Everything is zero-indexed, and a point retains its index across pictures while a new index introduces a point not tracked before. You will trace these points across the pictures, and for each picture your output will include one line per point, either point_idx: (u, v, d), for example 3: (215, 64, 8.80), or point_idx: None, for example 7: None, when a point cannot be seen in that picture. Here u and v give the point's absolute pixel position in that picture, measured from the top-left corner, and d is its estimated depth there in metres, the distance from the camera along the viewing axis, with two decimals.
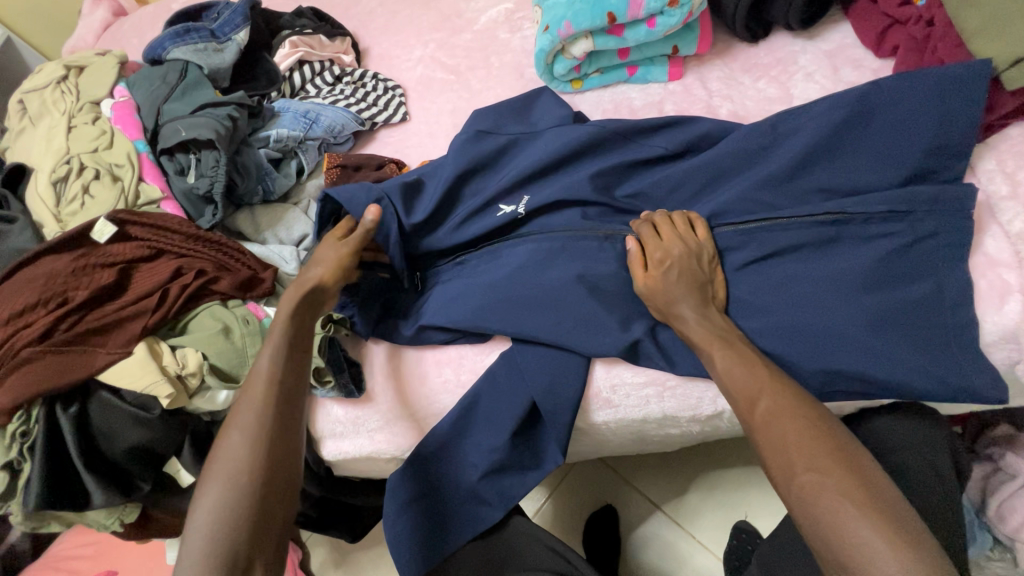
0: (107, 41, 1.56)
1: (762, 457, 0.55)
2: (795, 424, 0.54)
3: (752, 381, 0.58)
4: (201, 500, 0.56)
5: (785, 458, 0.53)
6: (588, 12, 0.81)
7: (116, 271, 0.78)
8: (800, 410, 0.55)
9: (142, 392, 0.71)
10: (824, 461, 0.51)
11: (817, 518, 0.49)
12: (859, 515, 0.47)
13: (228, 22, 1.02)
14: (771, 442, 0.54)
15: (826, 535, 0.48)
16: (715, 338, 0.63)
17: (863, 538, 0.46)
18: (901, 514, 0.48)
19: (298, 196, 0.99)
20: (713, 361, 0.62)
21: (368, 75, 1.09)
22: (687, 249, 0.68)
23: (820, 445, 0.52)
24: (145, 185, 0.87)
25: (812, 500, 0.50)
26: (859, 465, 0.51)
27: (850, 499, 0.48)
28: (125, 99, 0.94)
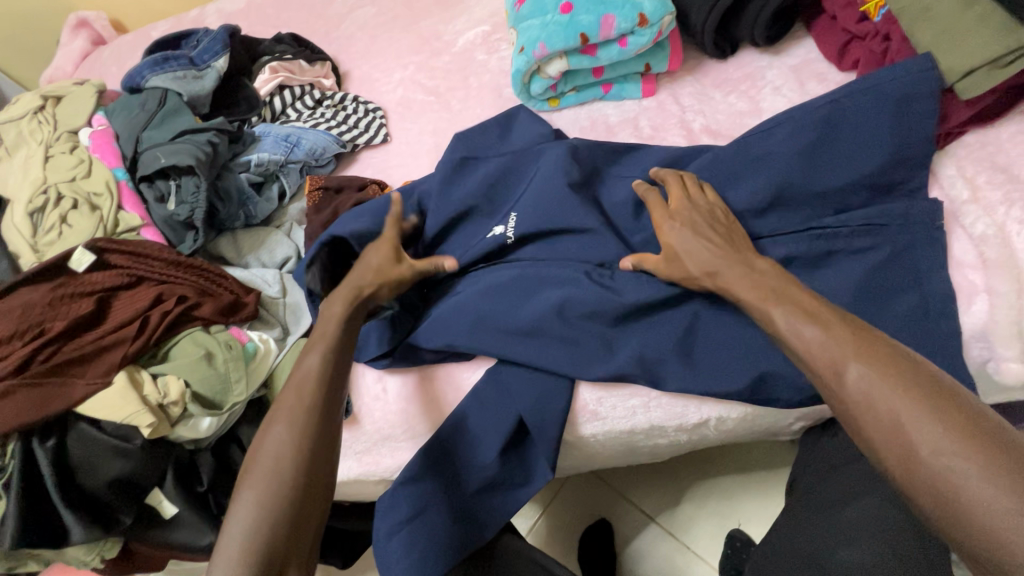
0: (86, 70, 1.56)
1: (854, 415, 0.48)
2: (889, 379, 0.47)
3: (819, 337, 0.53)
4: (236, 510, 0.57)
5: (868, 414, 0.47)
6: (562, 33, 0.84)
7: (95, 299, 0.77)
8: (878, 356, 0.49)
9: (123, 422, 0.70)
10: (916, 408, 0.45)
11: (922, 475, 0.43)
12: (983, 478, 0.40)
13: (207, 50, 1.03)
14: (849, 400, 0.49)
15: (932, 494, 0.42)
16: (772, 298, 0.58)
17: (979, 490, 0.40)
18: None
19: (281, 219, 0.99)
20: (773, 323, 0.57)
21: (349, 98, 1.10)
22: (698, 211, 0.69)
23: (908, 392, 0.46)
24: (124, 213, 0.86)
25: (911, 455, 0.44)
26: (962, 406, 0.45)
27: (970, 460, 0.41)
28: (104, 128, 0.94)
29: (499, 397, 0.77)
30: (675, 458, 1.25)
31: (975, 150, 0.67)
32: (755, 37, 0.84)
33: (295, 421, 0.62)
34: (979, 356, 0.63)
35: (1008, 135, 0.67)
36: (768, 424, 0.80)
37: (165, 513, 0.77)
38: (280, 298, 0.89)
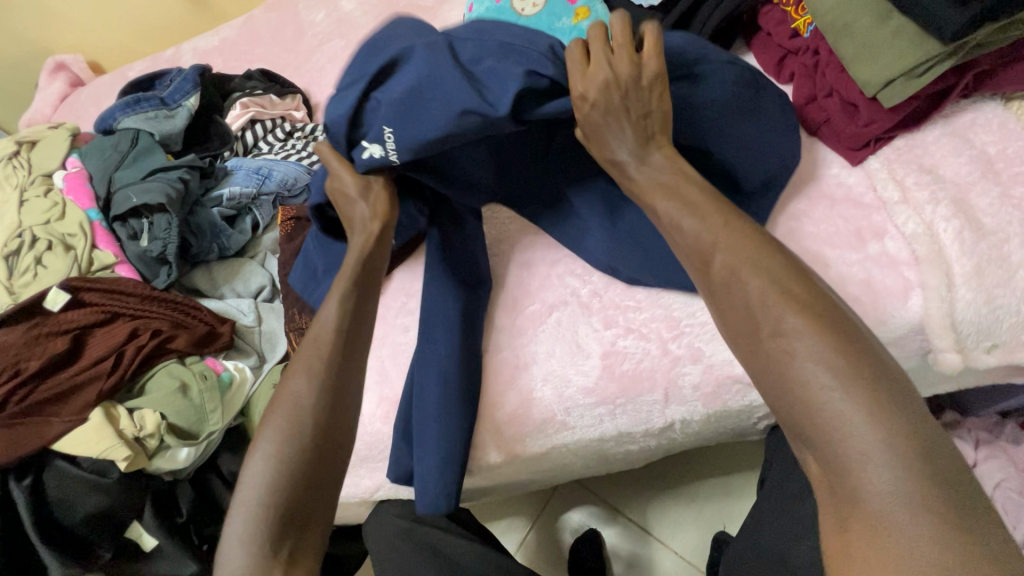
0: (64, 112, 1.59)
1: (722, 308, 0.50)
2: (756, 270, 0.48)
3: (729, 255, 0.50)
4: (252, 460, 0.55)
5: (766, 340, 0.45)
6: None
7: (70, 338, 0.79)
8: (789, 285, 0.46)
9: (99, 457, 0.72)
10: (786, 303, 0.45)
11: (797, 400, 0.42)
12: (816, 361, 0.42)
13: (178, 90, 1.07)
14: (749, 323, 0.47)
15: (806, 422, 0.41)
16: (701, 210, 0.54)
17: (846, 421, 0.39)
18: (905, 398, 0.40)
19: (255, 249, 1.01)
20: (685, 240, 0.54)
21: (319, 129, 1.13)
22: (612, 71, 0.56)
23: (810, 324, 0.44)
24: (98, 252, 0.89)
25: (792, 380, 0.43)
26: (858, 345, 0.43)
27: (816, 343, 0.43)
28: (78, 170, 0.96)
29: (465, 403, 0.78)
30: (660, 463, 1.27)
31: (904, 153, 0.72)
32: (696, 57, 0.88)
33: (314, 371, 0.59)
34: (920, 348, 0.66)
35: (933, 138, 0.71)
36: (734, 424, 0.82)
37: (145, 546, 0.78)
38: (256, 326, 0.91)
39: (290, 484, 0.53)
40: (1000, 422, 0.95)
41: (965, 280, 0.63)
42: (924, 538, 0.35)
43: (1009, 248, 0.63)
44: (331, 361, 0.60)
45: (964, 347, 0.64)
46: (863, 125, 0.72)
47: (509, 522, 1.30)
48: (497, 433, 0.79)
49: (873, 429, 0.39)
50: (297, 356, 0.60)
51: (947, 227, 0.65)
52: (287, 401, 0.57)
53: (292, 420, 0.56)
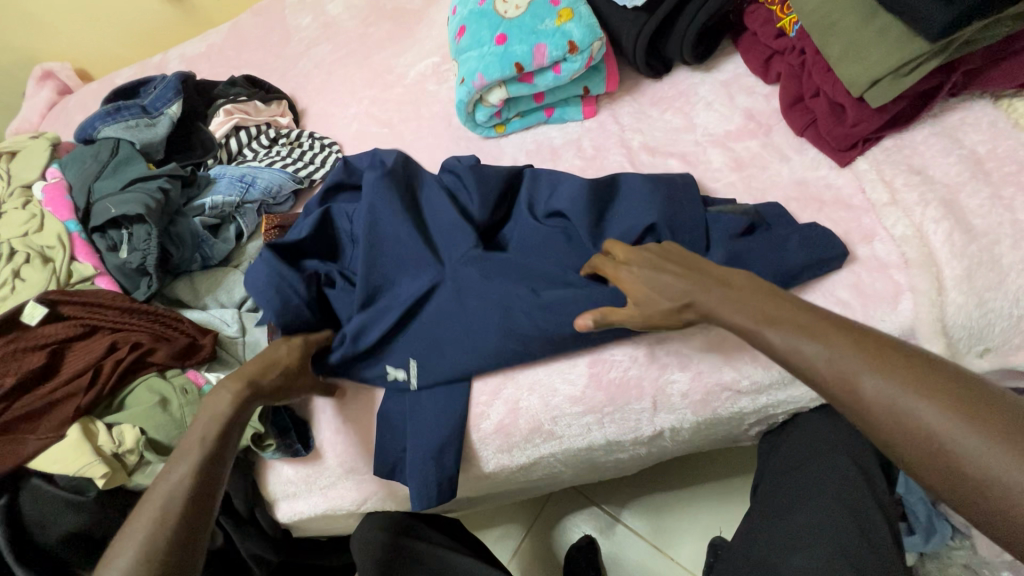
0: (51, 120, 1.57)
1: (834, 395, 0.51)
2: (852, 347, 0.51)
3: (803, 341, 0.52)
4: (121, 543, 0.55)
5: (882, 415, 0.48)
6: (498, 63, 0.86)
7: (48, 352, 0.78)
8: (873, 352, 0.49)
9: (76, 474, 0.71)
10: (897, 378, 0.48)
11: (943, 460, 0.45)
12: (962, 428, 0.44)
13: (160, 97, 1.05)
14: (856, 403, 0.49)
15: (955, 481, 0.44)
16: (761, 303, 0.56)
17: (1005, 469, 0.42)
18: (1019, 417, 0.44)
19: (239, 258, 1.00)
20: (762, 340, 0.55)
21: (305, 135, 1.12)
22: (632, 271, 0.63)
23: (907, 384, 0.47)
24: (77, 264, 0.87)
25: (925, 441, 0.45)
26: (950, 379, 0.47)
27: (945, 410, 0.45)
28: (57, 180, 0.95)
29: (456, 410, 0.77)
30: (655, 468, 1.25)
31: (892, 153, 0.70)
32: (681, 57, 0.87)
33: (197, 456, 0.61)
34: None
35: (921, 138, 0.70)
36: (725, 431, 0.81)
37: None
38: (239, 337, 0.89)
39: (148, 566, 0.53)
40: None
41: (956, 283, 0.62)
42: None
43: (1000, 249, 0.61)
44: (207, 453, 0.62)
45: (956, 352, 0.63)
46: (851, 126, 0.71)
47: (503, 530, 1.28)
48: (483, 444, 0.78)
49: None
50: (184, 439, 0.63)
51: (937, 229, 0.63)
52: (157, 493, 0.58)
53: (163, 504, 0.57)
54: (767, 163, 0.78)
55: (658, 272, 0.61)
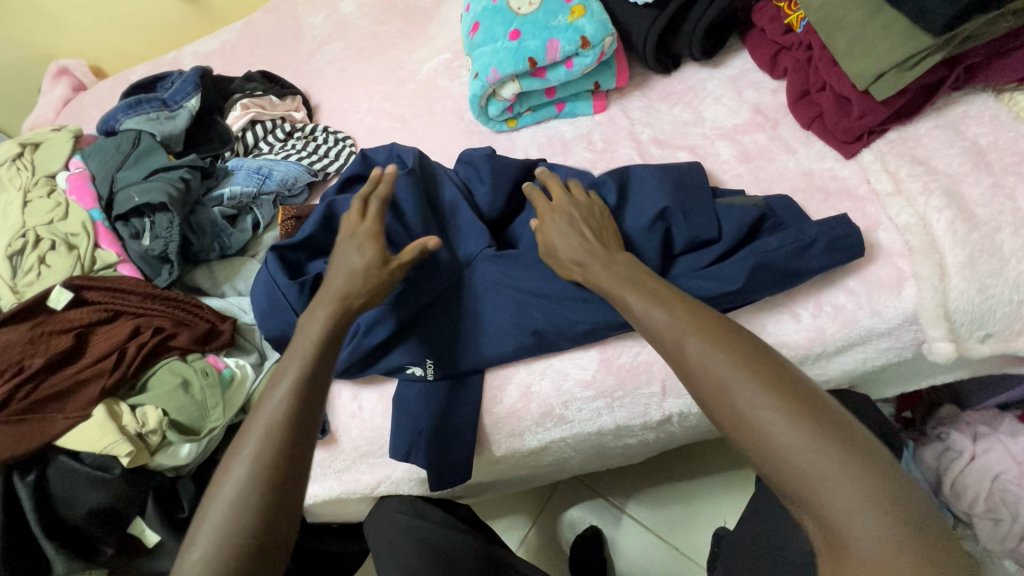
0: (67, 116, 1.60)
1: (707, 397, 0.50)
2: (733, 355, 0.50)
3: (656, 312, 0.57)
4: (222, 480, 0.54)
5: (703, 378, 0.51)
6: (511, 58, 0.89)
7: (74, 336, 0.80)
8: (706, 324, 0.53)
9: (102, 453, 0.73)
10: (765, 388, 0.47)
11: (743, 424, 0.47)
12: (812, 443, 0.44)
13: (179, 91, 1.08)
14: (686, 368, 0.52)
15: (752, 442, 0.47)
16: (634, 279, 0.62)
17: (792, 436, 0.45)
18: (818, 399, 0.47)
19: (256, 248, 1.02)
20: (629, 309, 0.59)
21: (319, 129, 1.14)
22: (576, 205, 0.71)
23: (729, 354, 0.50)
24: (101, 251, 0.90)
25: (732, 403, 0.48)
26: (768, 357, 0.50)
27: (803, 424, 0.45)
28: (80, 171, 0.97)
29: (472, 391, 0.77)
30: (660, 460, 1.27)
31: (897, 145, 0.72)
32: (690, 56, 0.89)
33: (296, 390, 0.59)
34: (914, 338, 0.67)
35: (925, 131, 0.72)
36: None
37: (149, 542, 0.79)
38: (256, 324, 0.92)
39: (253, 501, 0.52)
40: (998, 415, 0.95)
41: (959, 269, 0.63)
42: (881, 527, 0.41)
43: (1001, 237, 0.63)
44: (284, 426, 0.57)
45: (958, 337, 0.65)
46: (857, 118, 0.73)
47: (509, 521, 1.30)
48: (496, 428, 0.79)
49: (810, 434, 0.45)
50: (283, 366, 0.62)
51: (940, 217, 0.65)
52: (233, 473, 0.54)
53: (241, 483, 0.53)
54: (774, 156, 0.80)
55: (571, 233, 0.69)
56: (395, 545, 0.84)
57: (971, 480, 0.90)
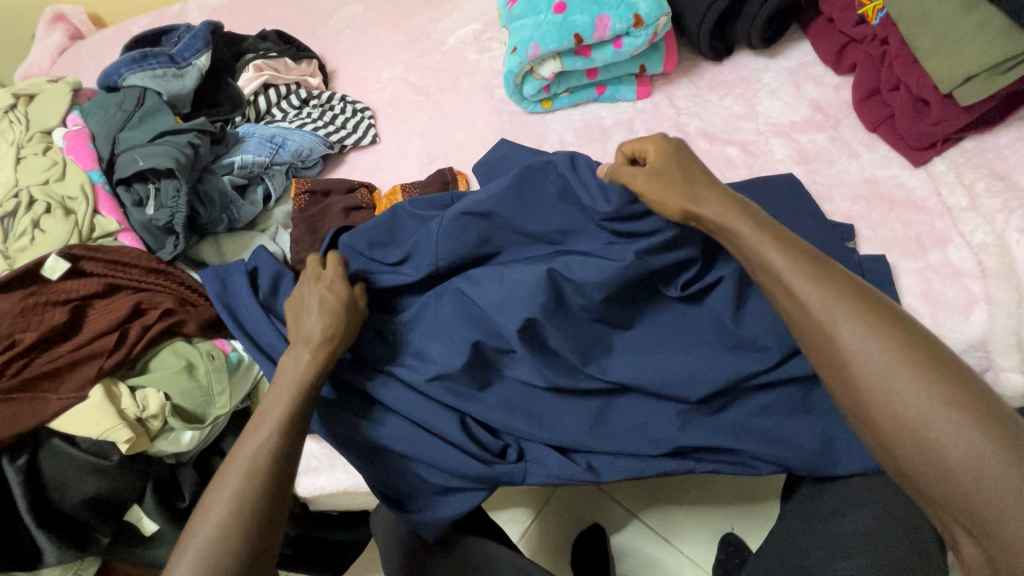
0: (62, 66, 1.50)
1: (856, 390, 0.44)
2: (888, 339, 0.43)
3: (798, 278, 0.47)
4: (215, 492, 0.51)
5: (857, 366, 0.43)
6: (555, 34, 0.81)
7: (70, 309, 0.74)
8: (867, 304, 0.45)
9: (99, 438, 0.68)
10: (928, 384, 0.41)
11: (900, 415, 0.41)
12: (988, 454, 0.38)
13: (188, 47, 0.99)
14: (835, 354, 0.45)
15: (909, 437, 0.41)
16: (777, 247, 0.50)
17: (965, 446, 0.39)
18: (987, 395, 0.41)
19: (266, 222, 0.95)
20: (768, 274, 0.50)
21: (337, 98, 1.07)
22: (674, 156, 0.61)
23: (892, 342, 0.43)
24: (101, 218, 0.83)
25: (891, 398, 0.42)
26: (927, 343, 0.43)
27: (977, 429, 0.39)
28: (79, 128, 0.90)
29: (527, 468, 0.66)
30: None
31: (974, 156, 0.67)
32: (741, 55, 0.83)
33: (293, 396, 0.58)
34: (978, 365, 0.62)
35: (1006, 141, 0.66)
36: None
37: (145, 530, 0.74)
38: None
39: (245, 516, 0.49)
40: None
41: None
42: None
43: None
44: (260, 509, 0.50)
45: None
46: (932, 124, 0.68)
47: (511, 513, 1.22)
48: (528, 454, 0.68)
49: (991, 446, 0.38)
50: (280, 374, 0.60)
51: (1020, 238, 0.61)
52: (202, 532, 0.49)
53: (201, 549, 0.47)
54: (834, 157, 0.74)
55: (719, 190, 0.56)
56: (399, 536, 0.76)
57: None
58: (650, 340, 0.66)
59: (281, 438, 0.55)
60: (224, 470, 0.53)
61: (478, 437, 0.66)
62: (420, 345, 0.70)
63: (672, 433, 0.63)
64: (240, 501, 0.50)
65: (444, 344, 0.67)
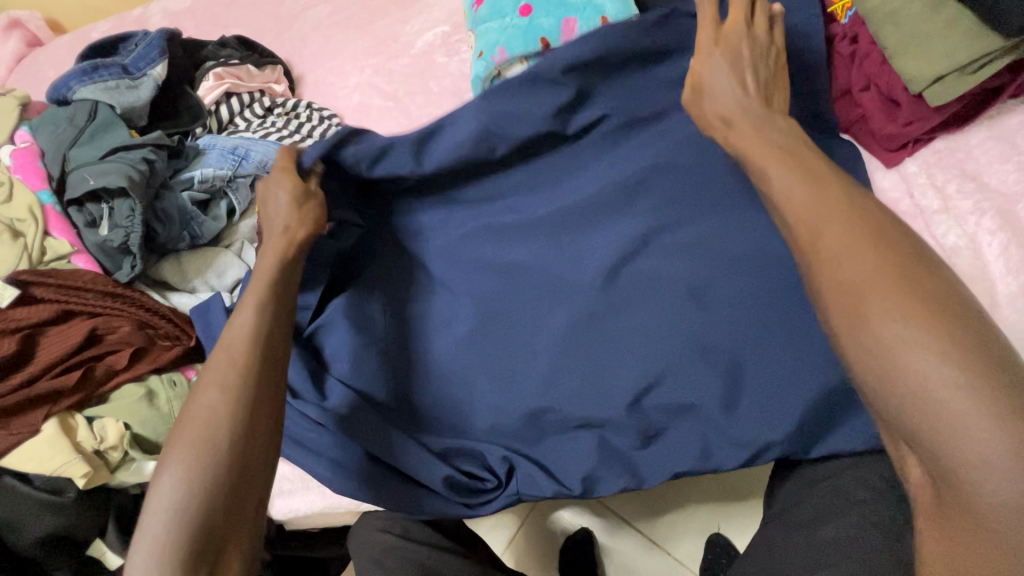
0: (19, 75, 1.44)
1: (824, 301, 0.41)
2: (868, 252, 0.40)
3: (812, 200, 0.44)
4: (198, 401, 0.49)
5: (883, 360, 0.37)
6: (521, 38, 0.79)
7: (21, 339, 0.71)
8: (862, 222, 0.42)
9: (54, 474, 0.65)
10: (899, 299, 0.37)
11: (866, 337, 0.38)
12: (946, 364, 0.35)
13: (143, 56, 0.95)
14: (829, 275, 0.41)
15: (872, 359, 0.37)
16: (824, 220, 0.43)
17: (993, 481, 0.33)
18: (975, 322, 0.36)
19: (230, 237, 0.92)
20: (808, 247, 0.43)
21: (302, 105, 1.03)
22: (755, 44, 0.59)
23: (931, 336, 0.36)
24: (52, 240, 0.80)
25: (896, 379, 0.36)
26: (921, 265, 0.39)
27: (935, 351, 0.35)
28: (27, 145, 0.86)
29: (517, 487, 0.70)
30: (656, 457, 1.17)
31: (945, 157, 0.66)
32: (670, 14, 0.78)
33: (264, 306, 0.56)
34: None
35: (977, 141, 0.65)
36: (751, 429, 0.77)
37: (110, 564, 0.72)
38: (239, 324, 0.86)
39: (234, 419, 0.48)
40: None
41: (1010, 299, 0.58)
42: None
43: None
44: (246, 395, 0.50)
45: None
46: (903, 124, 0.66)
47: (496, 520, 1.19)
48: (513, 479, 0.71)
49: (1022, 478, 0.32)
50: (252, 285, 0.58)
51: (992, 241, 0.60)
52: (192, 419, 0.48)
53: (198, 433, 0.47)
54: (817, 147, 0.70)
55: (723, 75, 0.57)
56: (377, 563, 0.73)
57: None
58: (601, 335, 0.70)
59: (260, 329, 0.54)
60: (214, 364, 0.52)
61: (468, 469, 0.71)
62: (427, 370, 0.74)
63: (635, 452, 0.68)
64: (224, 391, 0.49)
65: (456, 370, 0.73)
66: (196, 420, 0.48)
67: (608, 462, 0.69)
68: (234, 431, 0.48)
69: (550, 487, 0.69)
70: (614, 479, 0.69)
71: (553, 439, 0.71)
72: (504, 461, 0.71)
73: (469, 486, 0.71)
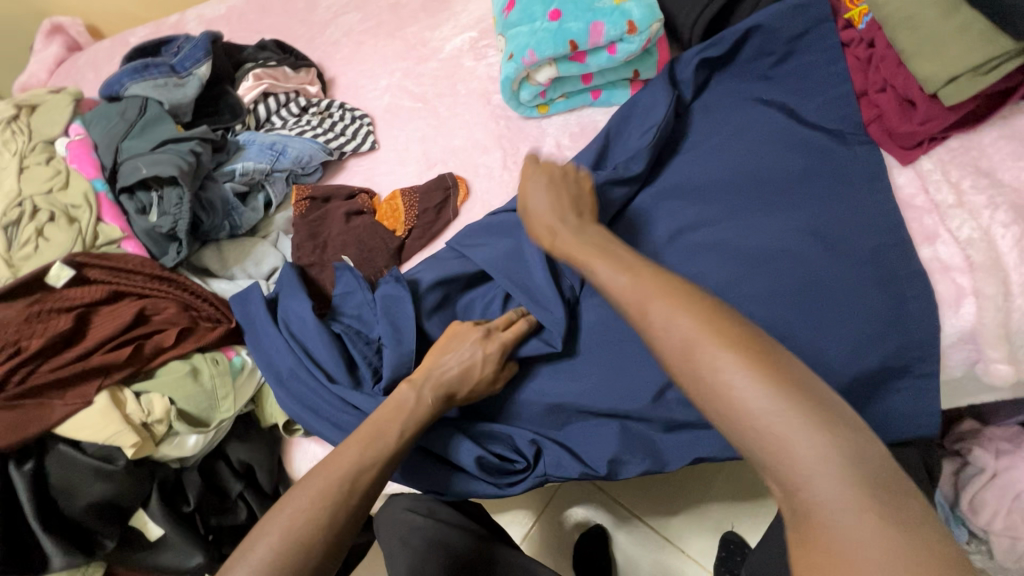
0: (60, 77, 1.51)
1: (667, 361, 0.48)
2: (685, 310, 0.47)
3: (630, 278, 0.53)
4: (283, 510, 0.52)
5: (719, 398, 0.44)
6: (551, 40, 0.83)
7: (74, 316, 0.75)
8: (674, 286, 0.50)
9: (106, 443, 0.69)
10: (716, 343, 0.45)
11: (706, 385, 0.44)
12: (757, 390, 0.42)
13: (189, 56, 1.01)
14: (657, 331, 0.49)
15: (713, 402, 0.44)
16: (652, 289, 0.50)
17: (814, 483, 0.39)
18: (771, 351, 0.44)
19: (267, 229, 0.97)
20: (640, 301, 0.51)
21: (335, 106, 1.08)
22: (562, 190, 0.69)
23: (759, 377, 0.42)
24: (104, 225, 0.84)
25: (731, 409, 0.43)
26: (731, 313, 0.47)
27: (750, 382, 0.42)
28: (82, 137, 0.91)
29: (544, 466, 0.72)
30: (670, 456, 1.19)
31: (959, 155, 0.69)
32: (682, 56, 0.85)
33: (370, 443, 0.58)
34: (966, 358, 0.65)
35: (990, 140, 0.68)
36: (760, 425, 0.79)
37: (150, 535, 0.75)
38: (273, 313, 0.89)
39: (319, 536, 0.51)
40: (1022, 433, 0.83)
41: (1023, 289, 0.61)
42: (841, 485, 0.39)
43: None
44: (366, 481, 0.56)
45: (1016, 359, 0.63)
46: (919, 123, 0.70)
47: (513, 514, 1.20)
48: (541, 462, 0.73)
49: (846, 486, 0.39)
50: (371, 419, 0.61)
51: (1005, 233, 0.62)
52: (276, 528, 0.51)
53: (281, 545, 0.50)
54: (828, 150, 0.75)
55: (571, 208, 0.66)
56: (404, 544, 0.76)
57: (991, 497, 0.79)
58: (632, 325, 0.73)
59: (362, 467, 0.57)
60: (335, 450, 0.57)
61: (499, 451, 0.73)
62: None
63: (658, 435, 0.71)
64: (341, 477, 0.55)
65: None
66: (282, 529, 0.51)
67: (632, 446, 0.71)
68: (311, 543, 0.51)
69: (577, 469, 0.71)
70: (638, 461, 0.71)
71: (580, 424, 0.74)
72: (532, 443, 0.73)
73: (499, 467, 0.73)
